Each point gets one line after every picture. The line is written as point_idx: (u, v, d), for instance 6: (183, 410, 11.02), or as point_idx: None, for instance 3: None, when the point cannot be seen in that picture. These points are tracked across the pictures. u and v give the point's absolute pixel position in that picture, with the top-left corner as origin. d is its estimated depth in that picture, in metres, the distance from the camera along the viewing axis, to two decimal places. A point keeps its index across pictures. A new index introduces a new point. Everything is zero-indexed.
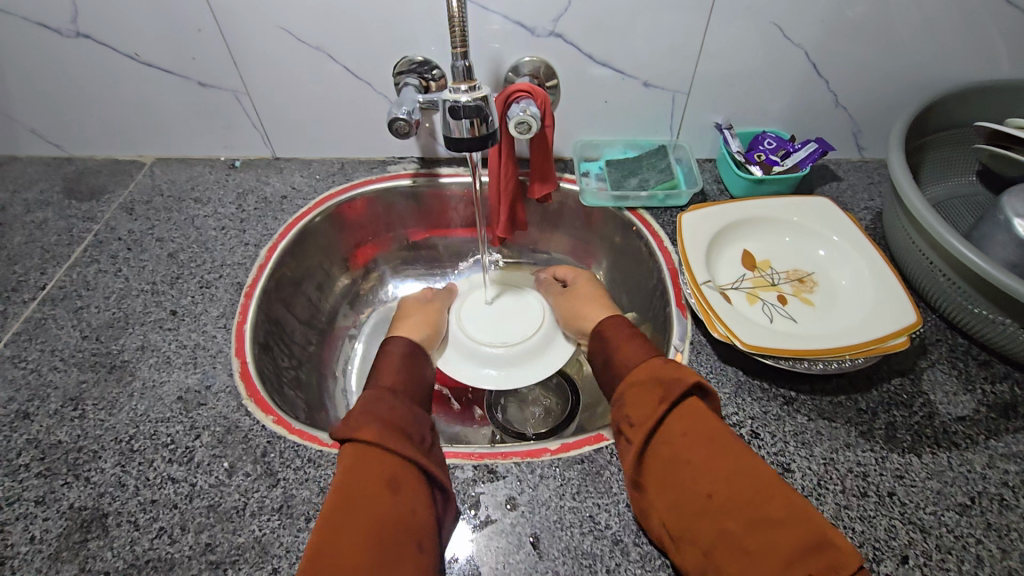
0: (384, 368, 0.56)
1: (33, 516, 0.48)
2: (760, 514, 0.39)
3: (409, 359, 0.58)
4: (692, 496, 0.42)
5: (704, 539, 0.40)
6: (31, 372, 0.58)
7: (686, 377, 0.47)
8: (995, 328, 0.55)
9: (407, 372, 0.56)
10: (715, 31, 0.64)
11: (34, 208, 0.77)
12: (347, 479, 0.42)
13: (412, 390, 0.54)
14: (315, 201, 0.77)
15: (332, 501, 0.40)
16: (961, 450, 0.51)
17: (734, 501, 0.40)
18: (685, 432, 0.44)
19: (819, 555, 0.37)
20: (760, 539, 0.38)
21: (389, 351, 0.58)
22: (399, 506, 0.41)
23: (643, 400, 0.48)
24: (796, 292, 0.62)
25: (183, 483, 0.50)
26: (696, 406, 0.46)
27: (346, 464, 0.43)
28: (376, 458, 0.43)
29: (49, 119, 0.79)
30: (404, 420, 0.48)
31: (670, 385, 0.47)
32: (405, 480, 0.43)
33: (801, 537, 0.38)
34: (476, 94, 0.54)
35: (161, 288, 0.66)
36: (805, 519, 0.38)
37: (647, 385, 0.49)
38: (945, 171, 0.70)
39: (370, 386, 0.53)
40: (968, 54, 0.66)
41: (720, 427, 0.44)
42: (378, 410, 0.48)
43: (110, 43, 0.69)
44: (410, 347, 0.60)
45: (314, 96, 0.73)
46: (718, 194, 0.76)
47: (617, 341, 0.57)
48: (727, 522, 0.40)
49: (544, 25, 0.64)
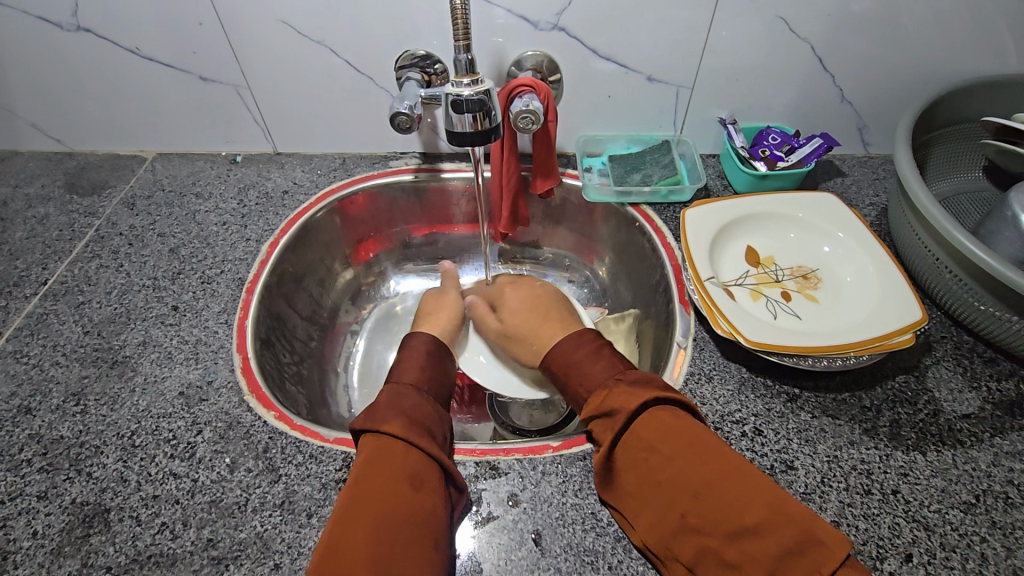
0: (405, 364, 0.55)
1: (35, 511, 0.48)
2: (738, 525, 0.38)
3: (435, 353, 0.57)
4: (672, 514, 0.41)
5: (690, 555, 0.40)
6: (33, 368, 0.58)
7: (630, 401, 0.46)
8: (1001, 325, 0.54)
9: (432, 368, 0.55)
10: (720, 25, 0.64)
11: (35, 203, 0.76)
12: (365, 472, 0.42)
13: (435, 387, 0.54)
14: (317, 196, 0.76)
15: (348, 493, 0.40)
16: (965, 448, 0.51)
17: (713, 513, 0.39)
18: (651, 451, 0.43)
19: (804, 555, 0.37)
20: (744, 547, 0.38)
21: (414, 346, 0.57)
22: (413, 503, 0.40)
23: (603, 432, 0.47)
24: (800, 288, 0.62)
25: (185, 478, 0.50)
26: (656, 418, 0.45)
27: (363, 459, 0.43)
28: (395, 453, 0.43)
29: (50, 113, 0.79)
30: (426, 418, 0.48)
31: (620, 411, 0.46)
32: (425, 477, 0.42)
33: (785, 540, 0.37)
34: (478, 88, 0.53)
35: (162, 283, 0.66)
36: (785, 519, 0.38)
37: (601, 414, 0.48)
38: (951, 167, 0.69)
39: (391, 381, 0.53)
40: (975, 48, 0.66)
41: (694, 434, 0.43)
42: (401, 406, 0.48)
43: (110, 37, 0.68)
44: (435, 343, 0.59)
45: (316, 90, 0.73)
46: (721, 189, 0.75)
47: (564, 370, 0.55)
48: (708, 538, 0.39)
49: (547, 19, 0.64)
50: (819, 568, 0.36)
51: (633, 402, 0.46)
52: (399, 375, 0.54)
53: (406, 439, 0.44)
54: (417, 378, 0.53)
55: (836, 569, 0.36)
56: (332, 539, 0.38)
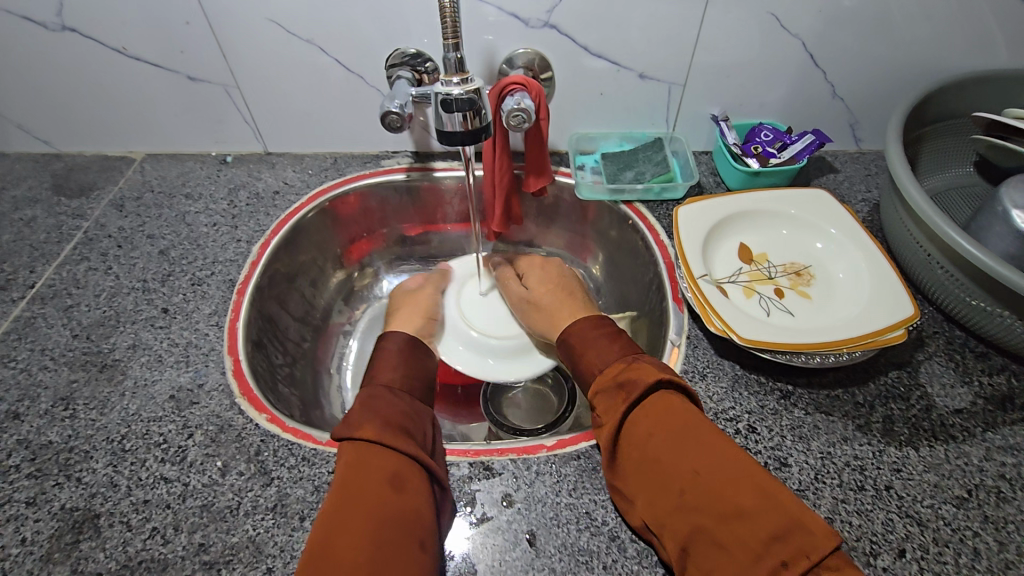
0: (377, 365, 0.54)
1: (24, 518, 0.48)
2: (729, 506, 0.38)
3: (413, 351, 0.57)
4: (666, 496, 0.41)
5: (681, 536, 0.39)
6: (21, 372, 0.58)
7: (650, 375, 0.47)
8: (993, 321, 0.54)
9: (406, 365, 0.55)
10: (711, 21, 0.64)
11: (22, 206, 0.76)
12: (350, 476, 0.41)
13: (416, 387, 0.54)
14: (308, 196, 0.76)
15: (333, 499, 0.40)
16: (958, 443, 0.51)
17: (704, 495, 0.39)
18: (651, 431, 0.44)
19: (790, 540, 0.36)
20: (732, 530, 0.37)
21: (386, 348, 0.57)
22: (398, 500, 0.40)
23: (610, 406, 0.48)
24: (793, 285, 0.62)
25: (176, 483, 0.50)
26: (665, 402, 0.45)
27: (346, 465, 0.42)
28: (378, 457, 0.43)
29: (38, 114, 0.78)
30: (405, 418, 0.48)
31: (635, 384, 0.47)
32: (403, 477, 0.42)
33: (771, 524, 0.37)
34: (468, 87, 0.53)
35: (152, 286, 0.66)
36: (777, 505, 0.38)
37: (610, 389, 0.49)
38: (942, 162, 0.70)
39: (365, 383, 0.52)
40: (966, 43, 0.66)
41: (694, 418, 0.44)
42: (376, 408, 0.47)
43: (97, 37, 0.68)
44: (409, 341, 0.58)
45: (306, 89, 0.72)
46: (714, 186, 0.75)
47: (582, 344, 0.55)
48: (700, 519, 0.39)
49: (538, 16, 0.63)
50: (806, 554, 0.36)
51: (653, 376, 0.47)
52: (374, 376, 0.53)
53: (387, 441, 0.44)
54: (390, 377, 0.53)
55: (818, 557, 0.36)
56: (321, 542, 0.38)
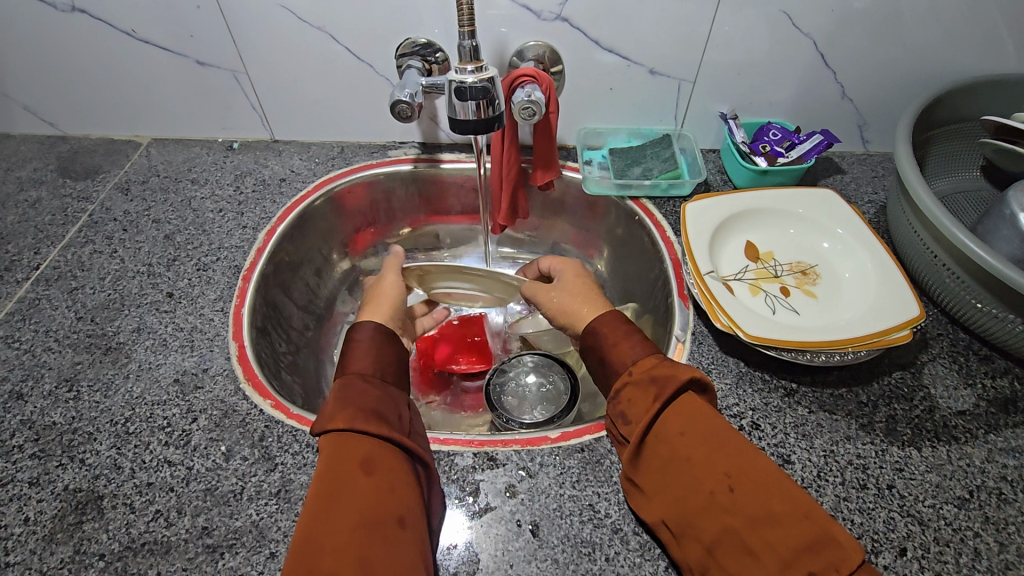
0: (355, 358, 0.50)
1: (27, 497, 0.48)
2: (763, 511, 0.37)
3: (386, 340, 0.53)
4: (694, 494, 0.40)
5: (709, 536, 0.39)
6: (26, 353, 0.57)
7: (681, 373, 0.45)
8: (1002, 326, 0.54)
9: (381, 357, 0.51)
10: (723, 19, 0.63)
11: (28, 186, 0.75)
12: (337, 470, 0.40)
13: (393, 375, 0.51)
14: (315, 184, 0.76)
15: (315, 494, 0.39)
16: (960, 444, 0.51)
17: (733, 499, 0.38)
18: (683, 428, 0.42)
19: (820, 554, 0.35)
20: (762, 536, 0.37)
21: (360, 336, 0.52)
22: (383, 493, 0.39)
23: (640, 399, 0.46)
24: (799, 284, 0.62)
25: (180, 466, 0.50)
26: (691, 404, 0.43)
27: (326, 460, 0.40)
28: (354, 447, 0.41)
29: (44, 96, 0.78)
30: (381, 402, 0.46)
31: (668, 381, 0.45)
32: (394, 472, 0.41)
33: (800, 535, 0.36)
34: (482, 75, 0.52)
35: (157, 270, 0.66)
36: (806, 515, 0.37)
37: (644, 381, 0.47)
38: (950, 166, 0.70)
39: (337, 374, 0.49)
40: (976, 47, 0.66)
41: (722, 422, 0.42)
42: (349, 398, 0.45)
43: (106, 18, 0.67)
44: (379, 330, 0.54)
45: (315, 77, 0.72)
46: (721, 184, 0.75)
47: (614, 337, 0.52)
48: (730, 520, 0.38)
49: (550, 8, 0.63)
50: (837, 566, 0.35)
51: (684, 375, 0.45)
52: (347, 365, 0.50)
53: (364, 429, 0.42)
54: (363, 367, 0.49)
55: (851, 571, 0.35)
56: (308, 541, 0.37)
